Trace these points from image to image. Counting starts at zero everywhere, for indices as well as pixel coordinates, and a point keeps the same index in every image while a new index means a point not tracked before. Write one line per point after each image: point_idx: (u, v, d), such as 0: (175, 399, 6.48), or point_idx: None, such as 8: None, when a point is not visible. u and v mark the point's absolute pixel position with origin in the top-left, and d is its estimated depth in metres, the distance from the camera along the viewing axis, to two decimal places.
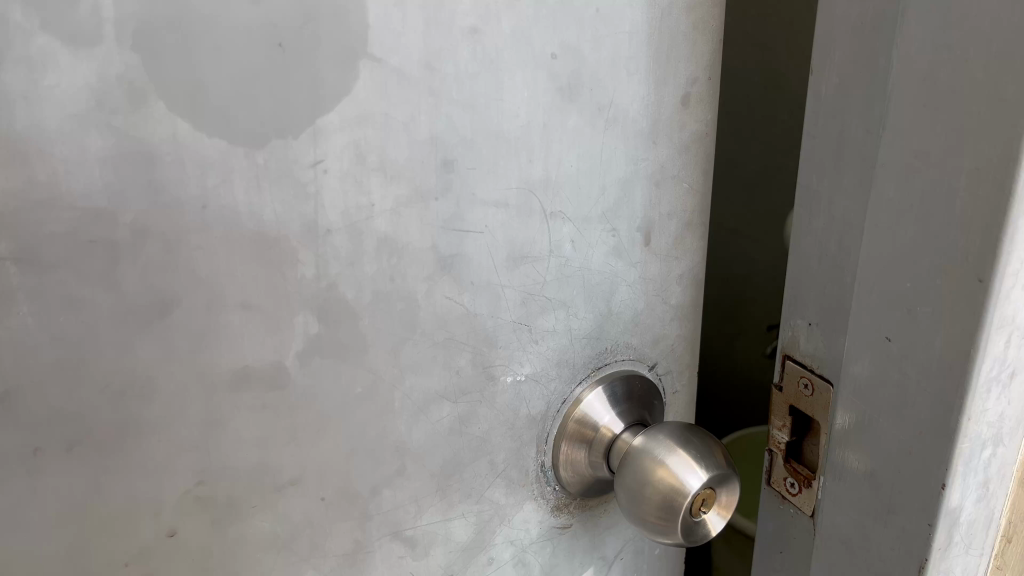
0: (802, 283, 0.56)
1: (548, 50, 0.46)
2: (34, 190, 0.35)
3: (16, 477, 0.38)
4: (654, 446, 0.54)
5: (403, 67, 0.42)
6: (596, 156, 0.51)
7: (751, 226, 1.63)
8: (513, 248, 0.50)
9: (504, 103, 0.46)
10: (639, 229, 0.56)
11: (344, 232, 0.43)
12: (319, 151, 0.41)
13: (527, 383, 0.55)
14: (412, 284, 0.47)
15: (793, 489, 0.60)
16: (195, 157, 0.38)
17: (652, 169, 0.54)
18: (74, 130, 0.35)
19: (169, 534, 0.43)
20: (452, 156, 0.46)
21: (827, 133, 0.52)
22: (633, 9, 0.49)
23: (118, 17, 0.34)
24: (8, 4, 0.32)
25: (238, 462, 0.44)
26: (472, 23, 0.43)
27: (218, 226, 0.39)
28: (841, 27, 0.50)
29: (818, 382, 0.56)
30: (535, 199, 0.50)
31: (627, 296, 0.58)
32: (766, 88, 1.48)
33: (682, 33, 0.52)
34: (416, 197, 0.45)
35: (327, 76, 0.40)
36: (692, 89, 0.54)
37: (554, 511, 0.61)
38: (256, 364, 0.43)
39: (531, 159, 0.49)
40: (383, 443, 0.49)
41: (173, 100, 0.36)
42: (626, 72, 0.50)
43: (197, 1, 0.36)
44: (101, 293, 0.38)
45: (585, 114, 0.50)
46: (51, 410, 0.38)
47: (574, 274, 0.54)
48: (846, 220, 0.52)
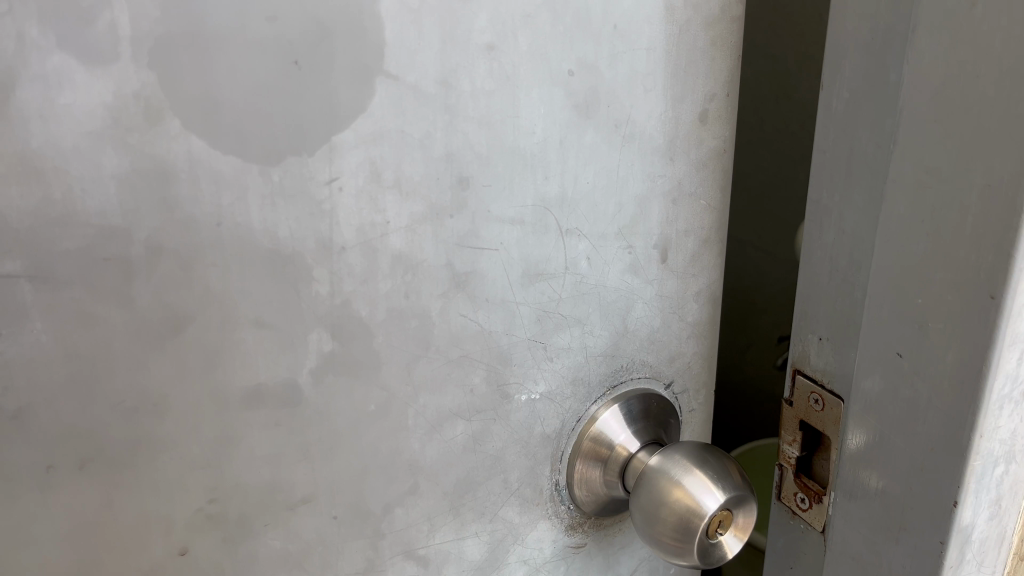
0: (813, 299, 0.55)
1: (564, 66, 0.46)
2: (50, 207, 0.35)
3: (28, 493, 0.38)
4: (671, 466, 0.54)
5: (419, 84, 0.42)
6: (613, 172, 0.51)
7: (762, 239, 1.61)
8: (529, 265, 0.50)
9: (521, 120, 0.46)
10: (656, 246, 0.55)
11: (358, 249, 0.43)
12: (335, 168, 0.41)
13: (542, 401, 0.54)
14: (427, 301, 0.47)
15: (803, 505, 0.58)
16: (210, 175, 0.38)
17: (670, 186, 0.54)
18: (90, 148, 0.35)
19: (180, 552, 0.43)
20: (468, 173, 0.45)
21: (838, 148, 0.50)
22: (651, 25, 0.49)
23: (135, 34, 0.34)
24: (25, 22, 0.32)
25: (249, 479, 0.44)
26: (488, 40, 0.43)
27: (233, 244, 0.39)
28: (851, 41, 0.48)
29: (828, 397, 0.54)
30: (551, 216, 0.49)
31: (643, 313, 0.57)
32: (780, 100, 1.47)
33: (700, 49, 0.52)
34: (431, 214, 0.45)
35: (343, 93, 0.40)
36: (710, 106, 0.54)
37: (569, 530, 0.60)
38: (270, 381, 0.43)
39: (547, 176, 0.48)
40: (396, 461, 0.49)
41: (189, 117, 0.36)
42: (643, 88, 0.50)
43: (214, 19, 0.36)
44: (115, 310, 0.37)
45: (602, 131, 0.49)
46: (64, 427, 0.38)
47: (590, 291, 0.53)
48: (857, 235, 0.50)
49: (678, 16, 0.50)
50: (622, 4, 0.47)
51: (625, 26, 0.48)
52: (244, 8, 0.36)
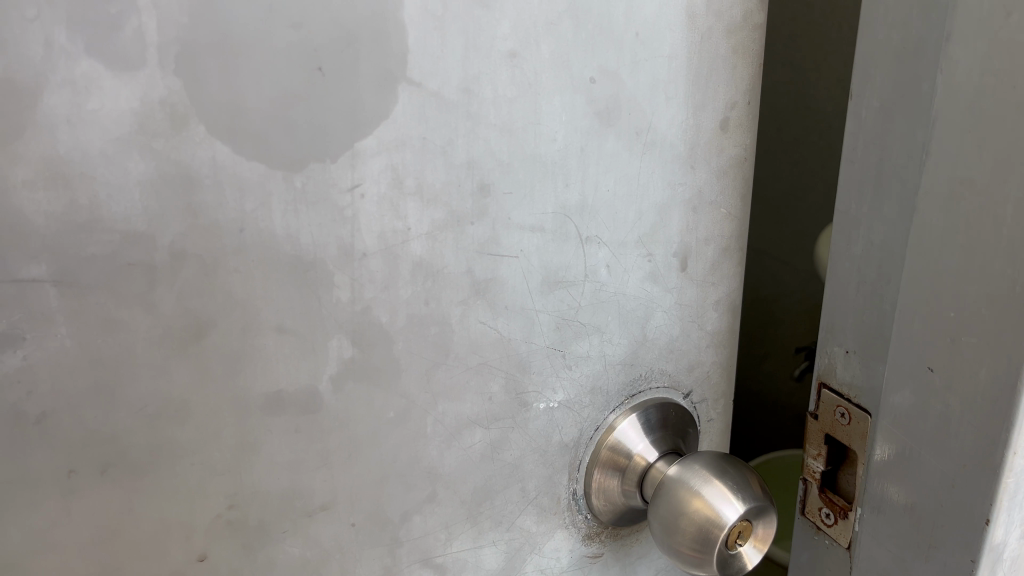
0: (839, 311, 0.54)
1: (586, 74, 0.46)
2: (76, 213, 0.35)
3: (49, 498, 0.38)
4: (690, 476, 0.53)
5: (442, 90, 0.42)
6: (633, 179, 0.51)
7: (779, 248, 1.61)
8: (548, 273, 0.50)
9: (542, 127, 0.46)
10: (675, 254, 0.55)
11: (380, 256, 0.43)
12: (357, 175, 0.41)
13: (560, 409, 0.54)
14: (447, 307, 0.46)
15: (828, 520, 0.57)
16: (234, 181, 0.38)
17: (689, 193, 0.54)
18: (116, 154, 0.35)
19: (200, 558, 0.43)
20: (489, 180, 0.45)
21: (867, 159, 0.50)
22: (673, 33, 0.49)
23: (162, 41, 0.34)
24: (53, 28, 0.32)
25: (269, 486, 0.44)
26: (511, 47, 0.43)
27: (256, 250, 0.39)
28: (884, 49, 0.48)
29: (854, 411, 0.54)
30: (571, 223, 0.49)
31: (662, 321, 0.57)
32: (795, 108, 1.47)
33: (721, 57, 0.51)
34: (452, 221, 0.45)
35: (366, 100, 0.40)
36: (731, 114, 0.54)
37: (586, 540, 0.60)
38: (290, 388, 0.43)
39: (568, 183, 0.48)
40: (415, 469, 0.49)
41: (213, 123, 0.37)
42: (665, 96, 0.50)
43: (240, 27, 0.36)
44: (138, 315, 0.38)
45: (623, 139, 0.49)
46: (86, 432, 0.38)
47: (609, 299, 0.53)
48: (885, 247, 0.50)
49: (700, 24, 0.49)
50: (645, 11, 0.47)
51: (647, 33, 0.47)
52: (270, 15, 0.36)
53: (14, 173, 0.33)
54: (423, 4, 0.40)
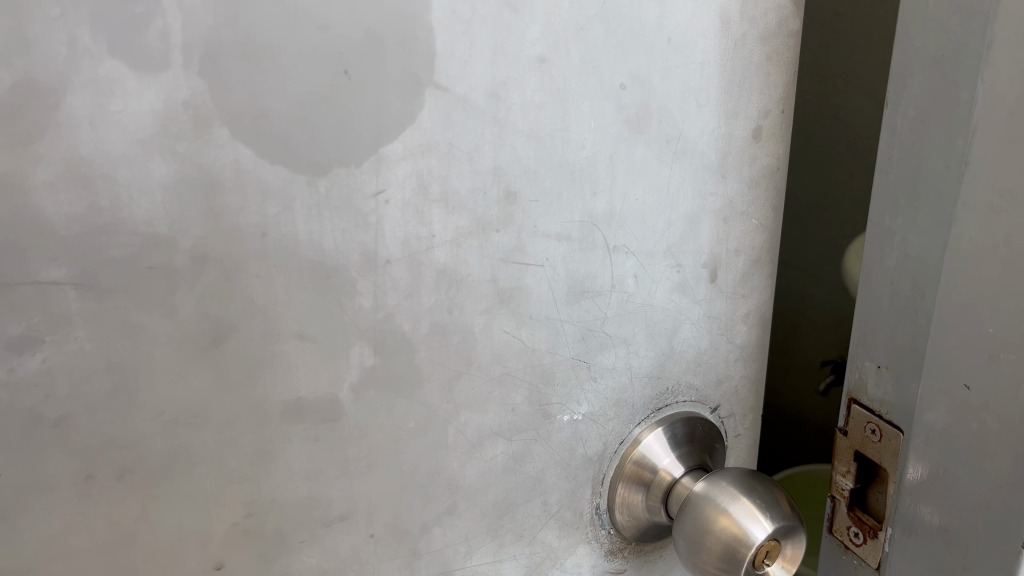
0: (871, 325, 0.52)
1: (616, 80, 0.45)
2: (97, 215, 0.34)
3: (66, 503, 0.38)
4: (717, 493, 0.52)
5: (469, 95, 0.41)
6: (663, 188, 0.49)
7: (805, 260, 1.58)
8: (574, 282, 0.49)
9: (570, 133, 0.45)
10: (704, 264, 0.54)
11: (403, 263, 0.42)
12: (382, 180, 0.40)
13: (584, 422, 0.53)
14: (470, 316, 0.46)
15: (856, 540, 0.56)
16: (257, 185, 0.37)
17: (720, 203, 0.52)
18: (138, 155, 0.34)
19: (216, 567, 0.43)
20: (515, 187, 0.44)
21: (902, 169, 0.48)
22: (706, 39, 0.47)
23: (186, 41, 0.34)
24: (77, 27, 0.32)
25: (287, 494, 0.43)
26: (541, 51, 0.42)
27: (278, 255, 0.39)
28: (920, 57, 0.46)
29: (886, 428, 0.52)
30: (598, 232, 0.48)
31: (690, 334, 0.55)
32: (823, 119, 1.45)
33: (755, 65, 0.50)
34: (477, 229, 0.44)
35: (393, 103, 0.39)
36: (766, 123, 0.52)
37: (608, 555, 0.58)
38: (310, 396, 0.42)
39: (596, 192, 0.47)
40: (435, 480, 0.48)
41: (236, 125, 0.36)
42: (697, 103, 0.49)
43: (264, 29, 0.35)
44: (158, 319, 0.37)
45: (653, 146, 0.48)
46: (104, 437, 0.37)
47: (636, 310, 0.52)
48: (919, 259, 0.48)
49: (735, 30, 0.48)
50: (678, 16, 0.46)
51: (678, 37, 0.46)
52: (296, 16, 0.36)
53: (36, 173, 0.33)
54: (450, 6, 0.39)
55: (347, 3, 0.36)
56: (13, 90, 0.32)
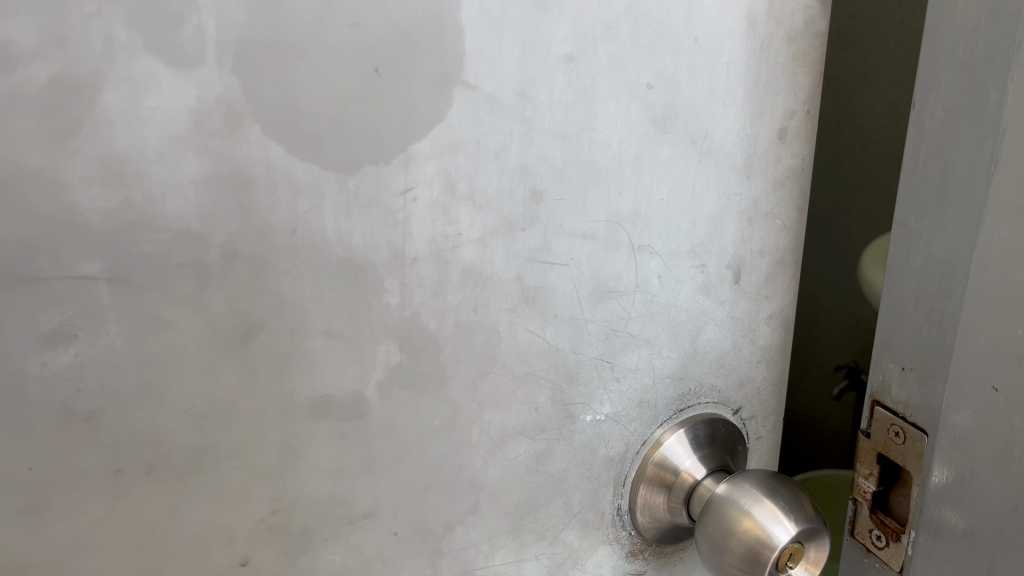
0: (897, 327, 0.52)
1: (643, 79, 0.45)
2: (130, 211, 0.35)
3: (95, 497, 0.38)
4: (739, 495, 0.52)
5: (497, 94, 0.41)
6: (688, 188, 0.49)
7: (821, 264, 1.58)
8: (599, 282, 0.48)
9: (597, 133, 0.45)
10: (728, 264, 0.53)
11: (429, 261, 0.42)
12: (410, 178, 0.40)
13: (607, 423, 0.53)
14: (495, 315, 0.46)
15: (879, 543, 0.55)
16: (288, 182, 0.37)
17: (744, 203, 0.52)
18: (171, 152, 0.35)
19: (241, 562, 0.43)
20: (541, 187, 0.44)
21: (929, 170, 0.48)
22: (733, 39, 0.47)
23: (221, 39, 0.34)
24: (114, 23, 0.32)
25: (312, 491, 0.43)
26: (568, 50, 0.42)
27: (306, 252, 0.39)
28: (949, 57, 0.46)
29: (910, 430, 0.51)
30: (623, 232, 0.48)
31: (714, 335, 0.55)
32: (838, 123, 1.44)
33: (781, 66, 0.50)
34: (503, 228, 0.44)
35: (421, 101, 0.39)
36: (792, 124, 0.52)
37: (628, 557, 0.58)
38: (337, 393, 0.42)
39: (621, 191, 0.47)
40: (458, 478, 0.48)
41: (269, 122, 0.36)
42: (722, 103, 0.48)
43: (297, 26, 0.35)
44: (188, 315, 0.37)
45: (678, 146, 0.48)
46: (134, 432, 0.38)
47: (659, 311, 0.52)
48: (946, 260, 0.48)
49: (761, 30, 0.48)
50: (705, 16, 0.46)
51: (705, 37, 0.46)
52: (328, 14, 0.36)
53: (71, 168, 0.33)
54: (480, 4, 0.39)
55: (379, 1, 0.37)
56: (49, 86, 0.32)
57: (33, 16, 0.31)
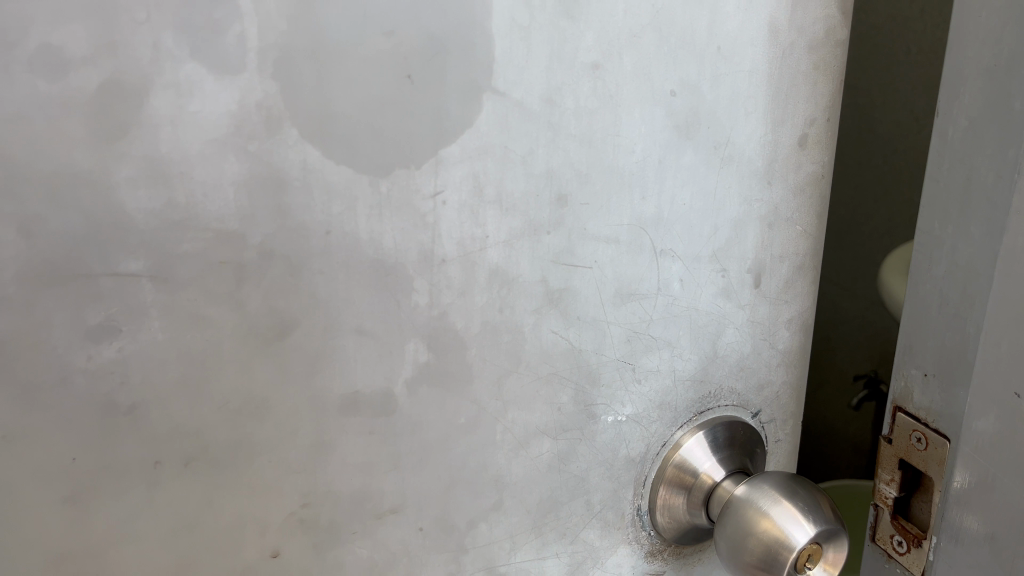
0: (919, 333, 0.53)
1: (667, 86, 0.46)
2: (173, 211, 0.36)
3: (135, 487, 0.39)
4: (758, 497, 0.52)
5: (525, 100, 0.42)
6: (710, 194, 0.50)
7: (838, 273, 1.58)
8: (622, 284, 0.49)
9: (621, 139, 0.46)
10: (748, 269, 0.54)
11: (457, 262, 0.44)
12: (440, 182, 0.41)
13: (628, 423, 0.54)
14: (520, 316, 0.47)
15: (900, 548, 0.56)
16: (323, 185, 0.39)
17: (764, 209, 0.53)
18: (213, 154, 0.36)
19: (273, 554, 0.44)
20: (567, 191, 0.45)
21: (953, 177, 0.49)
22: (755, 47, 0.48)
23: (262, 46, 0.35)
24: (161, 31, 0.34)
25: (341, 486, 0.44)
26: (595, 58, 0.43)
27: (339, 252, 0.40)
28: (972, 67, 0.47)
29: (932, 436, 0.52)
30: (646, 236, 0.49)
31: (734, 338, 0.56)
32: (857, 131, 1.44)
33: (801, 76, 0.51)
34: (528, 230, 0.45)
35: (451, 107, 0.40)
36: (812, 132, 0.53)
37: (648, 557, 0.59)
38: (367, 390, 0.43)
39: (645, 196, 0.48)
40: (482, 476, 0.49)
41: (306, 126, 0.37)
42: (744, 110, 0.49)
43: (334, 34, 0.37)
44: (226, 312, 0.39)
45: (701, 152, 0.49)
46: (173, 425, 0.39)
47: (681, 313, 0.53)
48: (969, 267, 0.48)
49: (783, 39, 0.49)
50: (727, 25, 0.47)
51: (727, 45, 0.47)
52: (364, 23, 0.37)
53: (118, 170, 0.35)
54: (511, 13, 0.40)
55: (412, 9, 0.38)
56: (99, 90, 0.33)
57: (85, 23, 0.32)
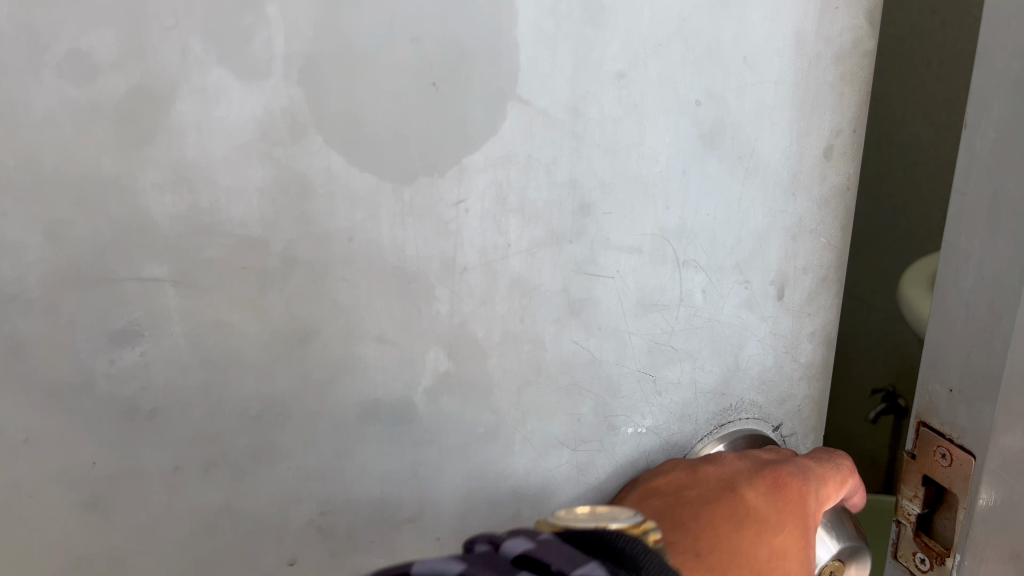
0: (943, 348, 0.52)
1: (692, 96, 0.45)
2: (198, 216, 0.36)
3: (155, 492, 0.39)
4: None
5: (549, 109, 0.42)
6: (733, 205, 0.50)
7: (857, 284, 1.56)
8: (644, 295, 0.49)
9: (646, 149, 0.45)
10: (770, 281, 0.53)
11: (479, 271, 0.43)
12: (462, 190, 0.41)
13: (648, 435, 0.53)
14: (541, 325, 0.46)
15: (923, 565, 0.55)
16: (347, 192, 0.39)
17: (787, 222, 0.52)
18: (238, 160, 0.36)
19: (290, 562, 0.44)
20: (590, 200, 0.45)
21: (980, 191, 0.48)
22: (782, 57, 0.47)
23: (288, 52, 0.35)
24: (189, 37, 0.34)
25: (360, 494, 0.44)
26: (620, 67, 0.43)
27: (362, 259, 0.40)
28: (1000, 79, 0.46)
29: (955, 452, 0.51)
30: (669, 246, 0.48)
31: (755, 350, 0.55)
32: (877, 142, 1.43)
33: (826, 87, 0.50)
34: (550, 240, 0.45)
35: (477, 115, 0.40)
36: (840, 144, 0.52)
37: None
38: (386, 398, 0.43)
39: (668, 206, 0.47)
40: (501, 486, 0.48)
41: (331, 133, 0.37)
42: (770, 121, 0.49)
43: (362, 40, 0.37)
44: (249, 318, 0.38)
45: (725, 162, 0.48)
46: (193, 430, 0.39)
47: (703, 324, 0.52)
48: (997, 282, 0.47)
49: (810, 50, 0.48)
50: (754, 34, 0.46)
51: (754, 56, 0.46)
52: (391, 30, 0.37)
53: (143, 175, 0.35)
54: (538, 21, 0.40)
55: (438, 16, 0.38)
56: (127, 95, 0.34)
57: (114, 28, 0.33)
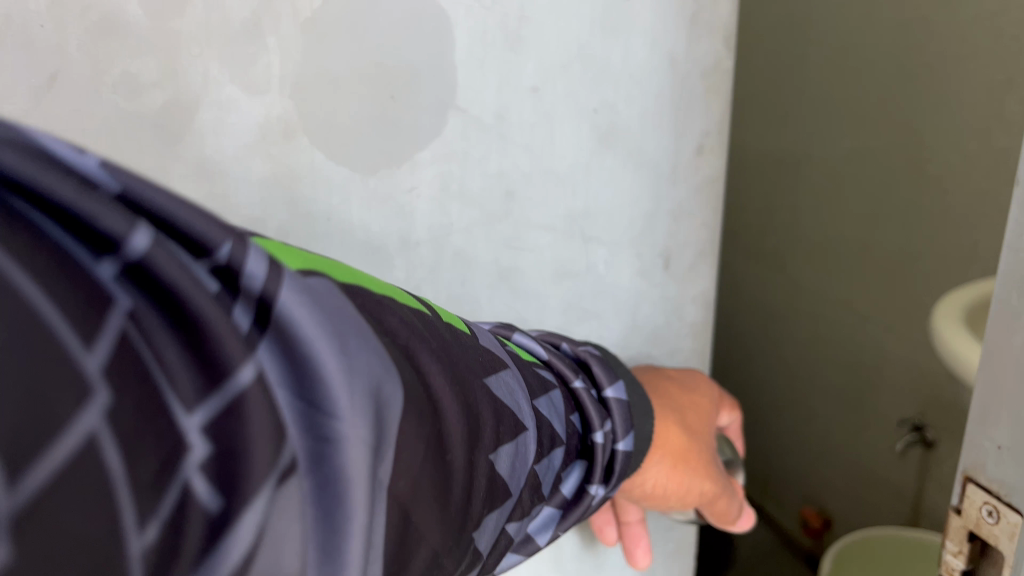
0: None
1: (591, 104, 0.43)
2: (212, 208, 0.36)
3: None
4: None
5: (481, 115, 0.40)
6: (631, 191, 0.46)
7: None
8: (562, 265, 0.46)
9: (556, 141, 0.43)
10: (655, 260, 0.49)
11: (429, 246, 0.42)
12: (415, 178, 0.40)
13: None
14: (478, 291, 0.44)
15: None
16: (327, 181, 0.38)
17: (669, 209, 0.48)
18: (245, 158, 0.36)
19: None
20: (512, 188, 0.43)
21: None
22: (649, 52, 0.43)
23: (285, 56, 0.35)
24: (198, 41, 0.33)
25: None
26: (535, 84, 0.41)
27: (337, 241, 0.39)
28: None
29: None
30: (580, 224, 0.46)
31: (654, 314, 0.51)
32: None
33: (697, 100, 0.46)
34: (480, 221, 0.43)
35: (427, 115, 0.39)
36: (718, 149, 0.48)
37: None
38: None
39: (577, 192, 0.45)
40: None
41: (315, 131, 0.37)
42: (654, 124, 0.45)
43: (354, 40, 0.36)
44: None
45: (620, 154, 0.45)
46: None
47: (591, 291, 0.48)
48: None
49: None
50: (638, 54, 0.43)
51: (652, 52, 0.43)
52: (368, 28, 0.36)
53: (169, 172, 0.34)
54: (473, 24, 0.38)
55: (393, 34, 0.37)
56: (162, 109, 0.33)
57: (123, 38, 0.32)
